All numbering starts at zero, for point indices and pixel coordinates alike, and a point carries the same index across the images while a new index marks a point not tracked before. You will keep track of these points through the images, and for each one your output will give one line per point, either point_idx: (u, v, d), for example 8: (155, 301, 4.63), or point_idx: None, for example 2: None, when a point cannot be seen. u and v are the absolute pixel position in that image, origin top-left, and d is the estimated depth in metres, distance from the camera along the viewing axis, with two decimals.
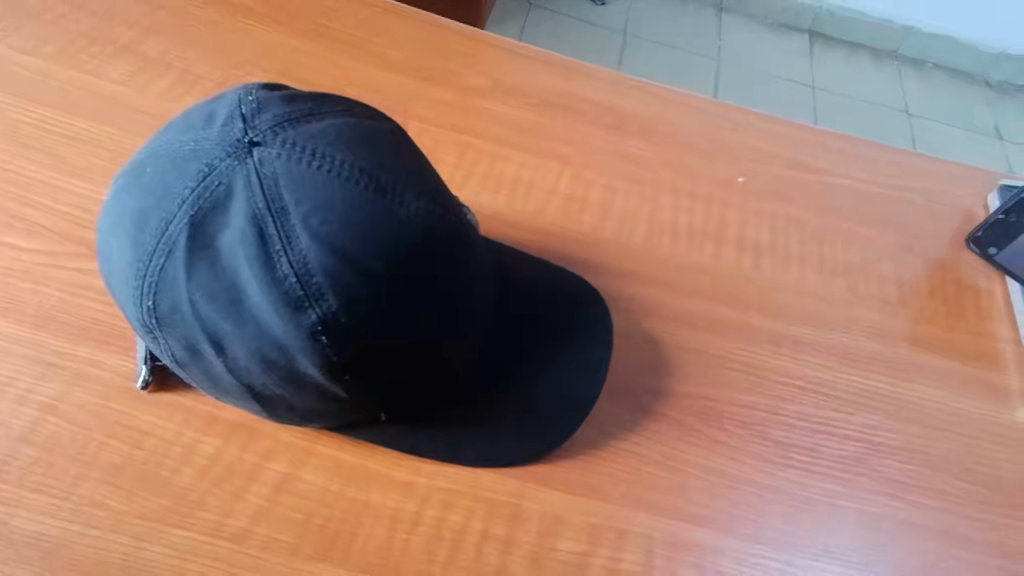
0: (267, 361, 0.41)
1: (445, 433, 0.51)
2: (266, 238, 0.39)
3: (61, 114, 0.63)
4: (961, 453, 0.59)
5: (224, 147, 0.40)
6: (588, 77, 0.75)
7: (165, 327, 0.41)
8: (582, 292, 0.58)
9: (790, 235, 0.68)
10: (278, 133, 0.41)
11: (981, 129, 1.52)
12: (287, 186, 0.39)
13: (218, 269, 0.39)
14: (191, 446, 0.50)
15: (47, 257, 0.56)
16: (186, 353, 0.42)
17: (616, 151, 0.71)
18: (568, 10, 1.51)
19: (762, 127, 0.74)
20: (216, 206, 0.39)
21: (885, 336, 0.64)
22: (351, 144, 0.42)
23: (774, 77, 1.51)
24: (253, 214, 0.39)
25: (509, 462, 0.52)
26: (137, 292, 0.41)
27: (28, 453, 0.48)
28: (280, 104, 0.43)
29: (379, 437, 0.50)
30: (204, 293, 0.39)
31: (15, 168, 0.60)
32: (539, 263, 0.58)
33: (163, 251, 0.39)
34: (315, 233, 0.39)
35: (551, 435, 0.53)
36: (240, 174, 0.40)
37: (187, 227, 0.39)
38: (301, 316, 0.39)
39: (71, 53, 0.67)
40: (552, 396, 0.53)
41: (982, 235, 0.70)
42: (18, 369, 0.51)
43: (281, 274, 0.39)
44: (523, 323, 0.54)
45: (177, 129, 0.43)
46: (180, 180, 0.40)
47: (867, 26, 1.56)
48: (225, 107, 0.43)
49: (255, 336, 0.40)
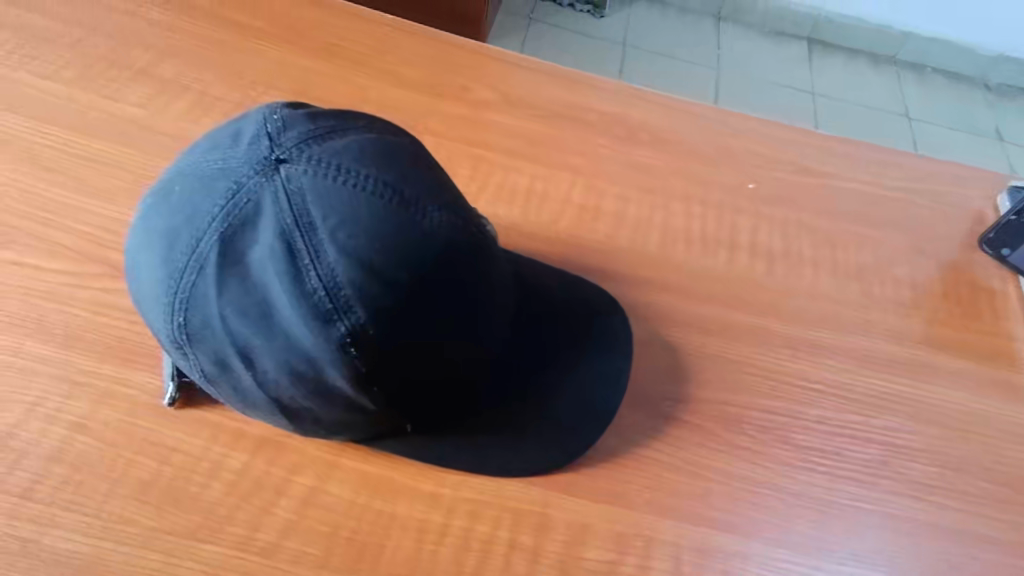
0: (296, 374, 0.41)
1: (468, 443, 0.51)
2: (295, 252, 0.39)
3: (81, 137, 0.64)
4: (982, 453, 0.59)
5: (252, 165, 0.41)
6: (595, 88, 0.76)
7: (195, 343, 0.42)
8: (600, 301, 0.58)
9: (803, 239, 0.69)
10: (303, 150, 0.42)
11: (983, 131, 1.53)
12: (314, 201, 0.40)
13: (248, 284, 0.40)
14: (218, 461, 0.50)
15: (71, 278, 0.56)
16: (215, 368, 0.43)
17: (626, 161, 0.71)
18: (567, 23, 1.53)
19: (769, 133, 0.75)
20: (245, 223, 0.40)
21: (901, 338, 0.64)
22: (375, 159, 0.43)
23: (775, 84, 1.52)
24: (282, 229, 0.40)
25: (533, 471, 0.52)
26: (167, 309, 0.42)
27: (58, 472, 0.48)
28: (304, 122, 0.44)
29: (403, 449, 0.50)
30: (234, 308, 0.40)
31: (38, 191, 0.60)
32: (556, 273, 0.59)
33: (194, 267, 0.40)
34: (342, 246, 0.40)
35: (573, 444, 0.53)
36: (268, 191, 0.40)
37: (217, 244, 0.40)
38: (329, 329, 0.40)
39: (90, 77, 0.68)
40: (574, 406, 0.54)
41: (993, 236, 0.71)
42: (46, 388, 0.51)
43: (310, 288, 0.39)
44: (543, 330, 0.54)
45: (204, 148, 0.44)
46: (209, 198, 0.41)
47: (866, 32, 1.58)
48: (250, 126, 0.44)
49: (284, 349, 0.40)
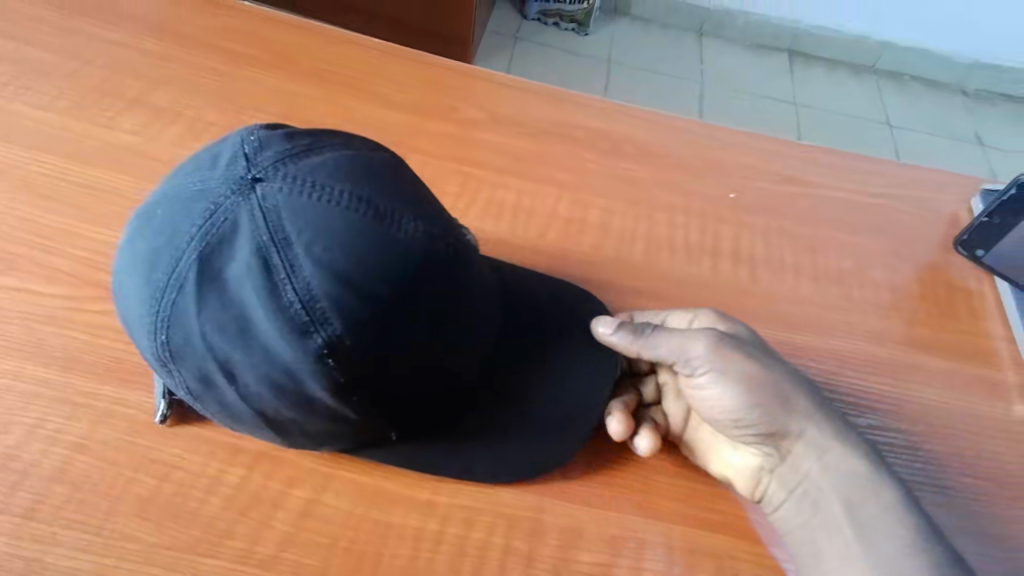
0: (277, 387, 0.42)
1: (456, 450, 0.52)
2: (271, 268, 0.41)
3: (77, 165, 0.66)
4: (964, 448, 0.61)
5: (229, 185, 0.43)
6: (580, 106, 0.78)
7: (178, 359, 0.43)
8: (583, 306, 0.59)
9: (784, 246, 0.71)
10: (279, 169, 0.43)
11: (963, 136, 1.57)
12: (289, 217, 0.42)
13: (226, 300, 0.41)
14: (217, 476, 0.51)
15: (69, 302, 0.58)
16: (199, 384, 0.44)
17: (612, 174, 0.73)
18: (553, 41, 1.56)
19: (749, 144, 0.78)
20: (222, 241, 0.42)
21: (882, 339, 0.66)
22: (350, 175, 0.44)
23: (756, 96, 1.55)
24: (257, 246, 0.41)
25: (523, 476, 0.53)
26: (151, 327, 0.43)
27: (59, 491, 0.49)
28: (282, 141, 0.46)
29: (392, 457, 0.51)
30: (213, 324, 0.41)
31: (35, 218, 0.62)
32: (541, 280, 0.60)
33: (174, 286, 0.42)
34: (317, 260, 0.41)
35: (561, 449, 0.54)
36: (244, 210, 0.42)
37: (196, 263, 0.41)
38: (307, 341, 0.41)
39: (86, 106, 0.70)
40: (560, 412, 0.54)
41: (968, 238, 0.73)
42: (45, 410, 0.52)
43: (287, 302, 0.41)
44: (527, 336, 0.55)
45: (185, 171, 0.45)
46: (188, 219, 0.42)
47: (845, 43, 1.62)
48: (229, 148, 0.45)
49: (264, 362, 0.41)
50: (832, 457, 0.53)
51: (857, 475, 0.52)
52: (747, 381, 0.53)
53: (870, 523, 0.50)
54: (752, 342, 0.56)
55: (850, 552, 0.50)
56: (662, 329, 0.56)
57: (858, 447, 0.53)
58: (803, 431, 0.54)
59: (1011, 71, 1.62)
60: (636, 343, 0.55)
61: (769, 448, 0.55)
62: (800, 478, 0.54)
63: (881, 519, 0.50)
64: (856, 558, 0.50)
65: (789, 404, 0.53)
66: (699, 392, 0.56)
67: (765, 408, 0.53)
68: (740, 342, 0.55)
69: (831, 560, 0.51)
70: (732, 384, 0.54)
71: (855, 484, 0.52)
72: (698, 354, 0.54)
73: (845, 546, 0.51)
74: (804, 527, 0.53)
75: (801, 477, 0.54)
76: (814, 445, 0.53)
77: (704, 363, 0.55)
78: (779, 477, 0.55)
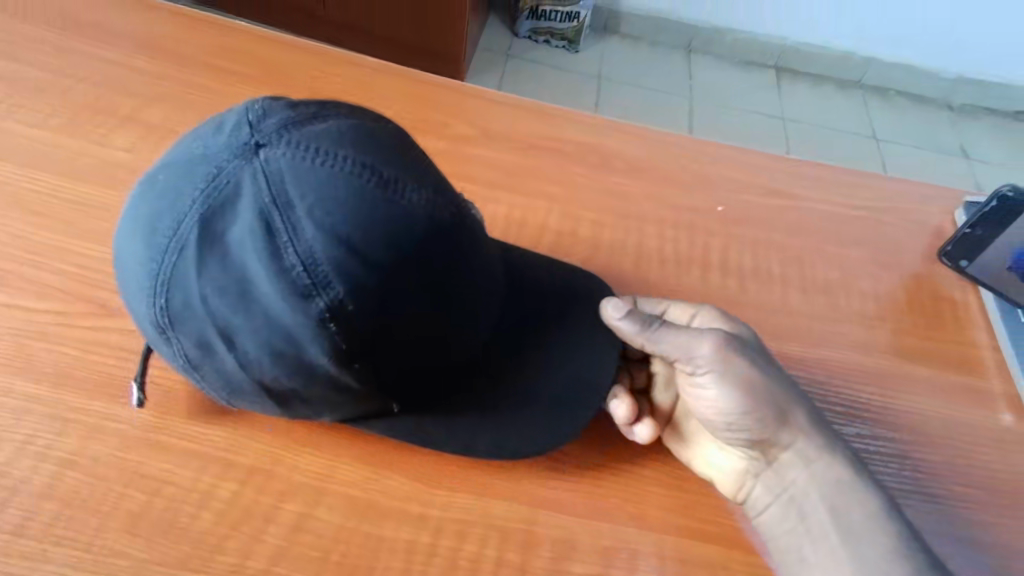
0: (277, 352, 0.42)
1: (457, 424, 0.52)
2: (274, 231, 0.41)
3: (70, 182, 0.66)
4: (952, 457, 0.61)
5: (232, 149, 0.43)
6: (570, 121, 0.79)
7: (177, 325, 0.43)
8: (586, 291, 0.59)
9: (772, 257, 0.72)
10: (282, 135, 0.43)
11: (948, 149, 1.59)
12: (291, 181, 0.42)
13: (226, 263, 0.41)
14: (208, 491, 0.51)
15: (60, 318, 0.58)
16: (197, 352, 0.44)
17: (601, 187, 0.74)
18: (544, 58, 1.59)
19: (736, 158, 0.79)
20: (224, 204, 0.42)
21: (869, 349, 0.67)
22: (354, 142, 0.44)
23: (744, 111, 1.58)
24: (260, 209, 0.41)
25: (528, 450, 0.53)
26: (150, 292, 0.43)
27: (48, 508, 0.49)
28: (286, 108, 0.45)
29: (393, 433, 0.51)
30: (213, 288, 0.41)
31: (26, 235, 0.62)
32: (550, 263, 0.60)
33: (174, 249, 0.42)
34: (319, 223, 0.41)
35: (569, 423, 0.54)
36: (247, 173, 0.42)
37: (197, 225, 0.41)
38: (309, 305, 0.41)
39: (79, 124, 0.70)
40: (564, 386, 0.54)
41: (952, 249, 0.74)
42: (35, 427, 0.52)
43: (289, 264, 0.41)
44: (527, 318, 0.56)
45: (190, 139, 0.46)
46: (190, 183, 0.42)
47: (831, 59, 1.65)
48: (232, 114, 0.45)
49: (264, 327, 0.42)
50: (819, 466, 0.54)
51: (844, 484, 0.53)
52: (747, 387, 0.54)
53: (855, 531, 0.52)
54: (756, 347, 0.56)
55: (836, 557, 0.52)
56: (669, 325, 0.56)
57: (845, 456, 0.54)
58: (793, 442, 0.55)
59: (995, 86, 1.65)
60: (641, 335, 0.56)
61: (756, 452, 0.56)
62: (787, 486, 0.55)
63: (866, 527, 0.51)
64: (841, 562, 0.51)
65: (784, 415, 0.54)
66: (698, 392, 0.56)
67: (762, 416, 0.54)
68: (745, 346, 0.55)
69: (816, 564, 0.52)
70: (732, 389, 0.54)
71: (841, 492, 0.53)
72: (704, 355, 0.54)
73: (832, 551, 0.52)
74: (788, 532, 0.54)
75: (787, 484, 0.55)
76: (802, 455, 0.55)
77: (707, 363, 0.54)
78: (765, 482, 0.56)
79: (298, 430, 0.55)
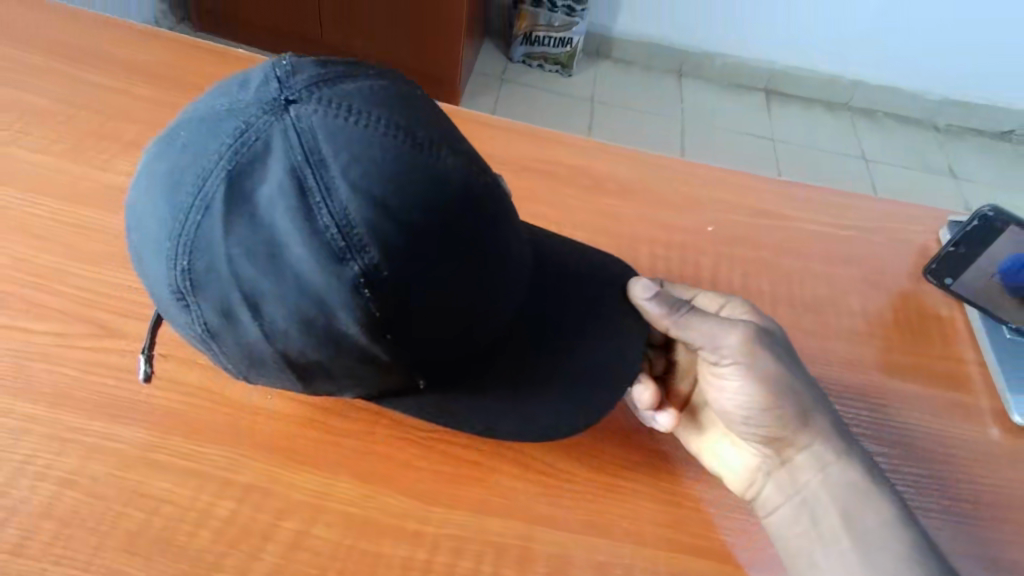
0: (305, 320, 0.43)
1: (480, 401, 0.52)
2: (306, 190, 0.41)
3: (72, 206, 0.67)
4: (943, 471, 0.62)
5: (262, 105, 0.44)
6: (562, 144, 0.81)
7: (199, 290, 0.43)
8: (608, 272, 0.60)
9: (762, 276, 0.73)
10: (312, 92, 0.44)
11: (936, 169, 1.62)
12: (324, 138, 0.42)
13: (256, 222, 0.41)
14: (207, 509, 0.52)
15: (61, 339, 0.59)
16: (219, 320, 0.44)
17: (594, 208, 0.76)
18: (538, 82, 1.62)
19: (726, 179, 0.81)
20: (254, 161, 0.42)
21: (858, 365, 0.68)
22: (385, 103, 0.45)
23: (735, 133, 1.61)
24: (292, 166, 0.42)
25: (560, 426, 0.53)
26: (172, 255, 0.43)
27: (47, 527, 0.49)
28: (314, 68, 0.47)
29: (420, 409, 0.52)
30: (241, 249, 0.41)
31: (27, 259, 0.63)
32: (572, 245, 0.62)
33: (200, 207, 0.42)
34: (353, 182, 0.42)
35: (597, 402, 0.54)
36: (277, 129, 0.43)
37: (224, 183, 0.42)
38: (343, 269, 0.42)
39: (81, 149, 0.72)
40: (595, 364, 0.55)
41: (936, 266, 0.76)
42: (35, 447, 0.53)
43: (322, 225, 0.41)
44: (549, 295, 0.56)
45: (213, 96, 0.46)
46: (217, 139, 0.43)
47: (819, 82, 1.69)
48: (259, 74, 0.47)
49: (293, 291, 0.42)
50: (834, 470, 0.56)
51: (858, 489, 0.55)
52: (770, 382, 0.57)
53: (868, 537, 0.54)
54: (782, 344, 0.59)
55: (848, 560, 0.54)
56: (697, 312, 0.59)
57: (861, 462, 0.56)
58: (810, 444, 0.58)
59: (980, 108, 1.69)
60: (670, 318, 0.59)
61: (771, 451, 0.60)
62: (801, 488, 0.58)
63: (879, 534, 0.53)
64: (852, 567, 0.54)
65: (806, 416, 0.57)
66: (722, 381, 0.60)
67: (782, 413, 0.57)
68: (772, 341, 0.59)
69: (827, 569, 0.54)
70: (756, 381, 0.57)
71: (855, 496, 0.55)
72: (732, 345, 0.58)
73: (843, 556, 0.54)
74: (800, 534, 0.56)
75: (800, 487, 0.58)
76: (819, 457, 0.57)
77: (732, 353, 0.58)
78: (777, 482, 0.58)
79: (297, 449, 0.55)
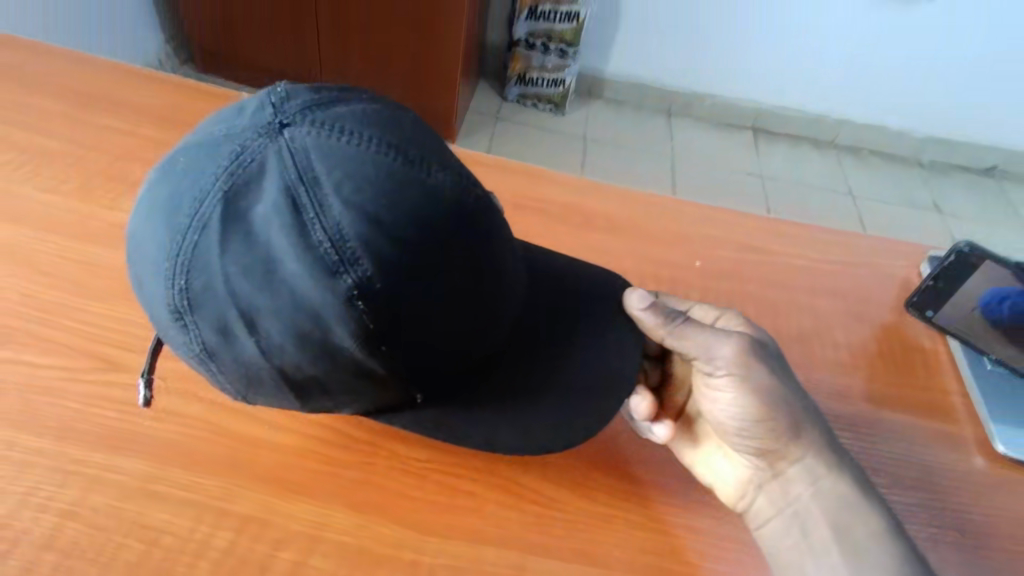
0: (299, 333, 0.44)
1: (478, 414, 0.54)
2: (300, 208, 0.44)
3: (79, 244, 0.69)
4: (929, 499, 0.64)
5: (257, 129, 0.46)
6: (555, 182, 0.84)
7: (197, 309, 0.45)
8: (603, 286, 0.62)
9: (749, 308, 0.76)
10: (306, 114, 0.47)
11: (921, 204, 1.67)
12: (317, 157, 0.45)
13: (251, 240, 0.43)
14: (205, 540, 0.52)
15: (65, 373, 0.60)
16: (217, 339, 0.46)
17: (586, 243, 0.79)
18: (533, 122, 1.67)
19: (713, 216, 0.84)
20: (249, 181, 0.44)
21: (844, 396, 0.70)
22: (378, 122, 0.47)
23: (724, 170, 1.65)
24: (285, 185, 0.44)
25: (557, 437, 0.54)
26: (169, 275, 0.45)
27: (46, 558, 0.50)
28: (308, 92, 0.49)
29: (420, 422, 0.53)
30: (238, 267, 0.44)
31: (34, 295, 0.65)
32: (567, 262, 0.63)
33: (197, 227, 0.44)
34: (345, 199, 0.44)
35: (597, 410, 0.56)
36: (272, 150, 0.45)
37: (220, 203, 0.44)
38: (337, 283, 0.43)
39: (89, 189, 0.74)
40: (593, 375, 0.57)
41: (917, 299, 0.79)
42: (37, 479, 0.54)
43: (316, 241, 0.43)
44: (542, 312, 0.58)
45: (209, 126, 0.49)
46: (213, 162, 0.45)
47: (804, 121, 1.74)
48: (255, 101, 0.49)
49: (288, 305, 0.44)
50: (824, 482, 0.58)
51: (847, 503, 0.57)
52: (762, 395, 0.59)
53: (859, 548, 0.55)
54: (775, 356, 0.61)
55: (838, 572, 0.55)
56: (692, 323, 0.61)
57: (850, 476, 0.58)
58: (801, 457, 0.59)
59: (962, 145, 1.74)
60: (666, 328, 0.60)
61: (764, 463, 0.61)
62: (792, 500, 0.59)
63: (869, 544, 0.55)
64: None
65: (798, 428, 0.59)
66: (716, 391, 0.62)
67: (773, 425, 0.59)
68: (765, 353, 0.60)
69: None
70: (749, 392, 0.59)
71: (844, 508, 0.57)
72: (726, 356, 0.60)
73: (833, 569, 0.56)
74: (791, 547, 0.58)
75: (791, 499, 0.59)
76: (809, 469, 0.59)
77: (726, 364, 0.60)
78: (768, 494, 0.60)
79: (295, 481, 0.57)
